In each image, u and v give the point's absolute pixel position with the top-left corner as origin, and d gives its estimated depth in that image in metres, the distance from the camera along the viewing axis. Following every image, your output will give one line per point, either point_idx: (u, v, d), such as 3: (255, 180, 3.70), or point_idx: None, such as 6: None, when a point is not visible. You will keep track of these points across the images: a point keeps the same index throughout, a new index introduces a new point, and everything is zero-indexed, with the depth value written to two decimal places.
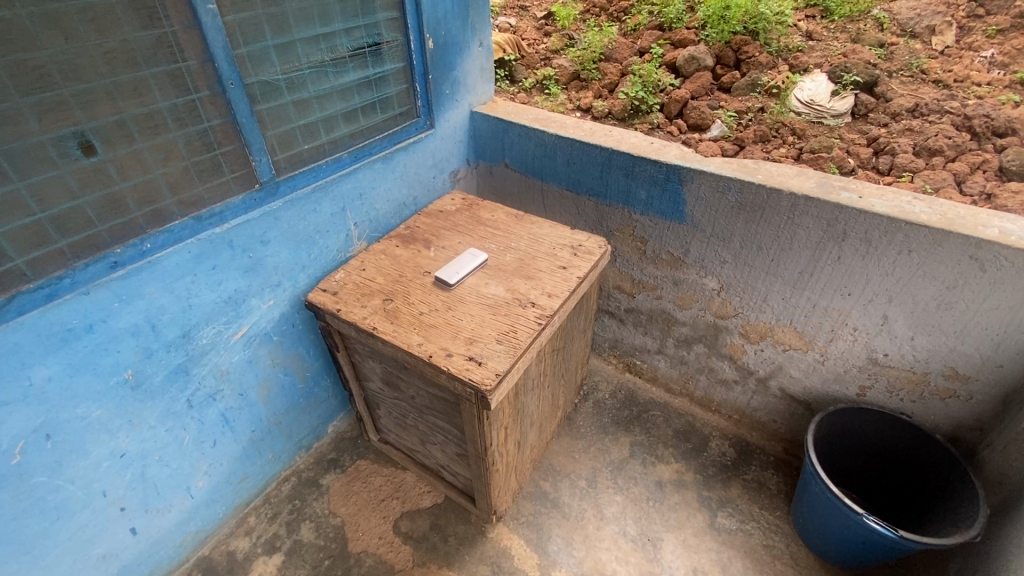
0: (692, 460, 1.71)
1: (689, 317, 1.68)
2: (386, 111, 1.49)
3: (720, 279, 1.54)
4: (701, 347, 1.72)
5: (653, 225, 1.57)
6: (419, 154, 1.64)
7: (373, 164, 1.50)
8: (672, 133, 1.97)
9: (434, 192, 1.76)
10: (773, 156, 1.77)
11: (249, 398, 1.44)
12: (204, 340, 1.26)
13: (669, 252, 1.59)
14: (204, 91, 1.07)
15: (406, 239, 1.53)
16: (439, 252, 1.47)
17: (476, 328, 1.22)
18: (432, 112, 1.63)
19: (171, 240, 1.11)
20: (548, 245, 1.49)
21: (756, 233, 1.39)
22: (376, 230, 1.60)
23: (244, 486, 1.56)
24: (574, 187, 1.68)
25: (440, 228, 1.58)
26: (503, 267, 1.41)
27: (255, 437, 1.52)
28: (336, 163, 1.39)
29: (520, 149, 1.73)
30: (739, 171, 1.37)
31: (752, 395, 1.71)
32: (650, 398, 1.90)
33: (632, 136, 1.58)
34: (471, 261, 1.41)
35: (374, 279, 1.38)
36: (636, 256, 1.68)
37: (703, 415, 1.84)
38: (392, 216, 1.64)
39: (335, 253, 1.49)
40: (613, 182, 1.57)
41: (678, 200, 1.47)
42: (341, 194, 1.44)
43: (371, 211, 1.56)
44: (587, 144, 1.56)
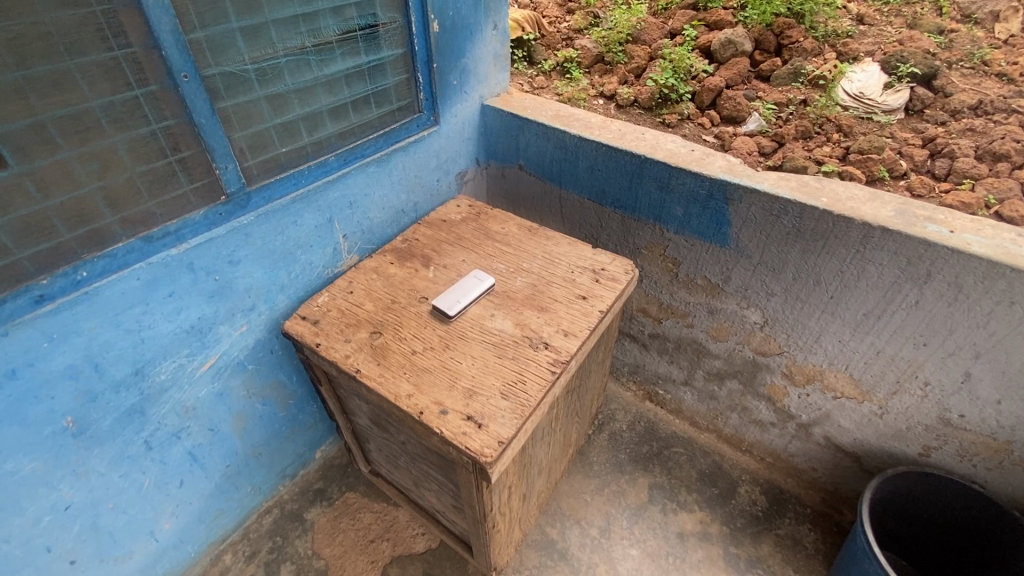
0: (717, 509, 1.53)
1: (724, 350, 1.47)
2: (381, 106, 1.28)
3: (765, 312, 1.32)
4: (736, 383, 1.52)
5: (689, 246, 1.35)
6: (420, 155, 1.42)
7: (367, 168, 1.29)
8: (703, 126, 1.75)
9: (438, 197, 1.55)
10: (816, 156, 1.53)
11: (221, 433, 1.27)
12: (162, 375, 1.08)
13: (706, 278, 1.37)
14: (151, 85, 0.87)
15: (403, 255, 1.33)
16: (439, 274, 1.27)
17: (477, 376, 1.02)
18: (437, 107, 1.41)
19: (115, 266, 0.92)
20: (566, 268, 1.28)
21: (814, 265, 1.17)
22: (370, 241, 1.40)
23: (218, 522, 1.41)
24: (597, 197, 1.46)
25: (442, 242, 1.37)
26: (513, 295, 1.21)
27: (229, 472, 1.36)
28: (321, 167, 1.19)
29: (536, 150, 1.51)
30: (799, 191, 1.14)
31: (790, 440, 1.51)
32: (671, 432, 1.71)
33: (669, 141, 1.35)
34: (472, 288, 1.20)
35: (362, 306, 1.19)
36: (666, 279, 1.46)
37: (732, 455, 1.65)
38: (388, 226, 1.43)
39: (321, 269, 1.30)
40: (644, 195, 1.35)
41: (720, 220, 1.25)
42: (328, 204, 1.24)
43: (364, 221, 1.35)
44: (615, 149, 1.33)
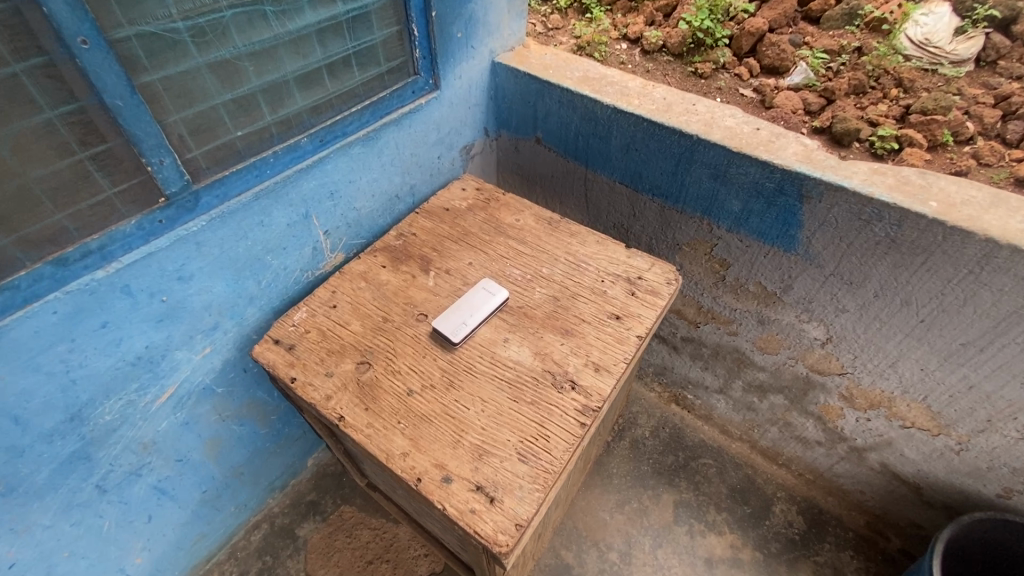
0: (750, 532, 1.38)
1: (771, 363, 1.27)
2: (365, 70, 1.02)
3: (830, 329, 1.11)
4: (780, 398, 1.33)
5: (743, 247, 1.12)
6: (417, 129, 1.16)
7: (351, 150, 1.04)
8: (742, 78, 1.39)
9: (439, 177, 1.30)
10: (870, 117, 1.21)
11: (191, 462, 1.11)
12: (108, 415, 0.90)
13: (760, 284, 1.15)
14: (36, 57, 0.63)
15: (396, 256, 1.10)
16: (441, 282, 1.05)
17: (488, 428, 0.83)
18: (436, 68, 1.13)
19: (20, 300, 0.71)
20: (595, 275, 1.05)
21: (905, 283, 0.94)
22: (358, 235, 1.17)
23: (200, 545, 1.27)
24: (632, 181, 1.20)
25: (445, 238, 1.14)
26: (531, 312, 0.99)
27: (207, 497, 1.21)
28: (290, 153, 0.94)
29: (557, 121, 1.24)
30: (899, 192, 0.89)
31: (838, 461, 1.34)
32: (700, 441, 1.54)
33: (725, 115, 1.08)
34: (482, 304, 0.98)
35: (347, 325, 0.98)
36: (709, 281, 1.23)
37: (767, 469, 1.48)
38: (380, 216, 1.20)
39: (298, 273, 1.08)
40: (692, 183, 1.10)
41: (789, 220, 1.01)
42: (302, 197, 1.00)
43: (349, 212, 1.12)
44: (660, 126, 1.07)
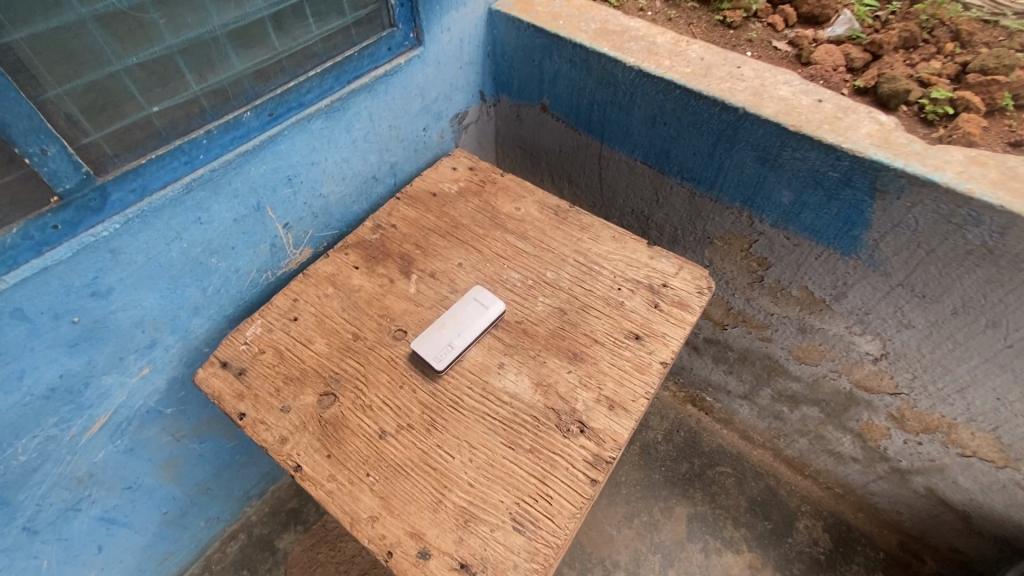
0: (770, 550, 1.26)
1: (807, 373, 1.11)
2: (325, 23, 0.82)
3: (887, 344, 0.93)
4: (815, 410, 1.17)
5: (789, 246, 0.93)
6: (395, 96, 0.95)
7: (311, 124, 0.84)
8: (775, 28, 1.05)
9: (426, 152, 1.10)
10: (920, 77, 0.92)
11: (143, 487, 0.97)
12: (24, 455, 0.75)
13: (806, 289, 0.97)
14: None
15: (372, 254, 0.92)
16: (424, 289, 0.87)
17: (477, 484, 0.68)
18: (417, 18, 0.91)
19: None
20: (610, 281, 0.87)
21: (996, 302, 0.76)
22: (328, 226, 0.99)
23: (168, 563, 1.17)
24: (656, 161, 1.00)
25: (430, 231, 0.95)
26: (532, 329, 0.82)
27: (169, 518, 1.08)
28: (229, 132, 0.75)
29: (568, 85, 1.02)
30: (1005, 190, 0.70)
31: (874, 479, 1.19)
32: (718, 447, 1.40)
33: (778, 81, 0.87)
34: (473, 320, 0.81)
35: (310, 344, 0.81)
36: (743, 280, 1.05)
37: (791, 479, 1.35)
38: (354, 201, 1.00)
39: (254, 275, 0.90)
40: (731, 168, 0.90)
41: (853, 219, 0.82)
42: (250, 186, 0.81)
43: (315, 200, 0.93)
44: (696, 95, 0.86)
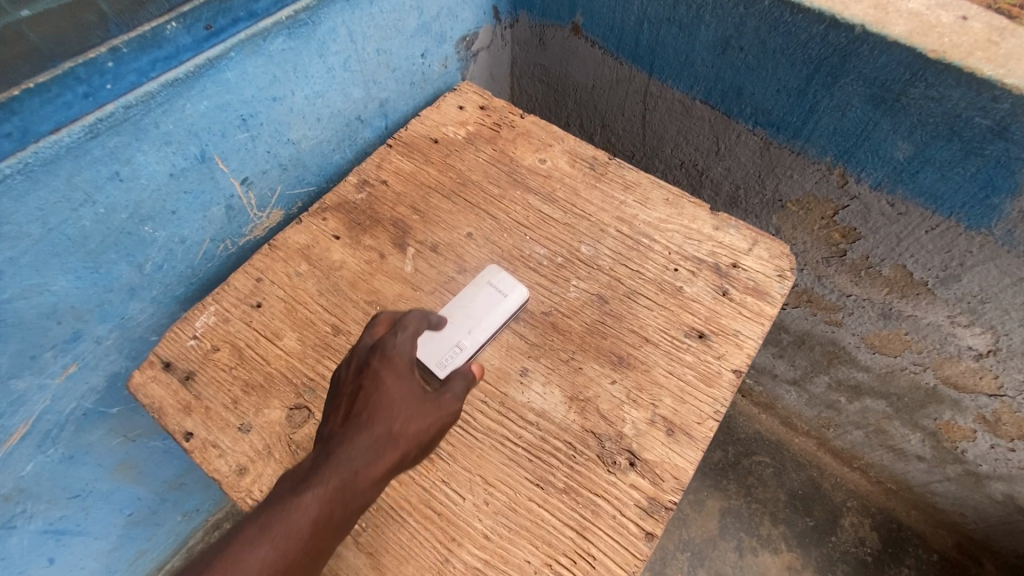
0: (811, 550, 1.13)
1: (881, 364, 0.93)
2: None
3: (1001, 340, 0.75)
4: (881, 404, 1.00)
5: (893, 215, 0.72)
6: (385, 8, 0.72)
7: (268, 44, 0.62)
8: None
9: (426, 86, 0.87)
10: None
11: (95, 492, 0.82)
12: None
13: (903, 269, 0.77)
14: None
15: (357, 220, 0.72)
16: (423, 268, 0.68)
17: (495, 538, 0.51)
18: None
19: None
20: (664, 260, 0.68)
21: None
22: (303, 182, 0.78)
23: (143, 561, 1.04)
24: (722, 101, 0.77)
25: (432, 189, 0.74)
26: (563, 322, 0.63)
27: (136, 519, 0.95)
28: (146, 51, 0.53)
29: None
30: None
31: (940, 479, 1.05)
32: (755, 433, 1.25)
33: None
34: (488, 313, 0.62)
35: (278, 340, 0.63)
36: (817, 254, 0.85)
37: (836, 470, 1.20)
38: (335, 149, 0.79)
39: (207, 245, 0.71)
40: (828, 110, 0.68)
41: (999, 183, 0.61)
42: (187, 129, 0.60)
43: (282, 148, 0.72)
44: (794, 8, 0.63)
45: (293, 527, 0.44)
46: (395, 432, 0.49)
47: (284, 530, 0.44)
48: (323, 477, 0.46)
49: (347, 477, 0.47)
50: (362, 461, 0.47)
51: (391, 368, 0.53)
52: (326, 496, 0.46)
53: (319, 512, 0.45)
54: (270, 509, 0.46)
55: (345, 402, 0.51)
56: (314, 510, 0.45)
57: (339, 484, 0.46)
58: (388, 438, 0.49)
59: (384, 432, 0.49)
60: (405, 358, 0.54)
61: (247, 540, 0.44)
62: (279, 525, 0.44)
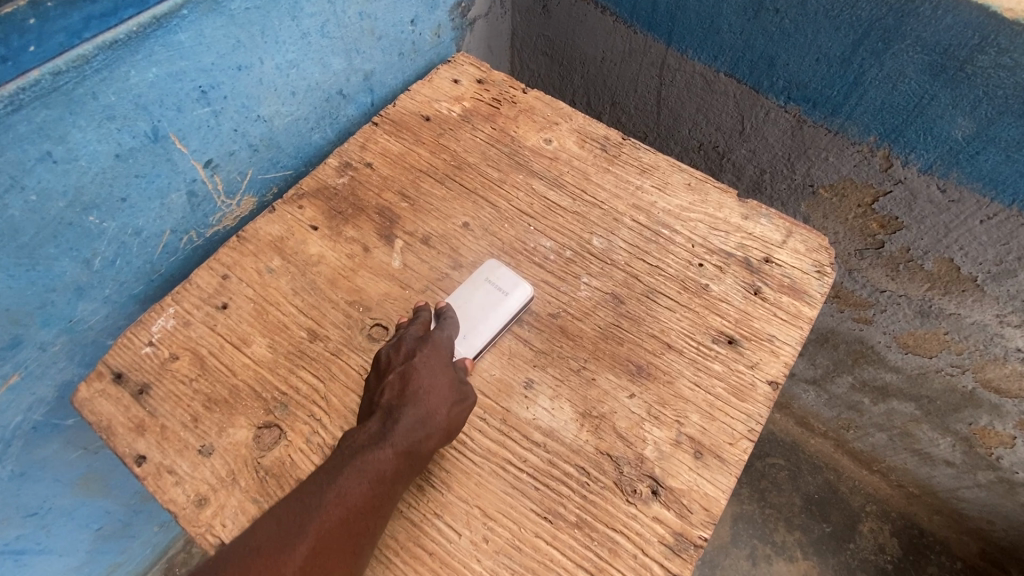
0: (828, 557, 1.07)
1: (913, 365, 0.86)
2: None
3: None
4: (910, 407, 0.93)
5: (942, 203, 0.64)
6: None
7: (229, 2, 0.53)
8: None
9: (416, 57, 0.77)
10: None
11: (55, 510, 0.74)
12: None
13: (948, 263, 0.69)
14: None
15: (337, 208, 0.63)
16: (413, 263, 0.60)
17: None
18: None
19: None
20: (686, 254, 0.59)
21: None
22: (278, 165, 0.69)
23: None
24: (751, 73, 0.69)
25: (423, 173, 0.66)
26: (573, 326, 0.55)
27: (106, 533, 0.86)
28: (76, 6, 0.44)
29: None
30: None
31: (968, 485, 0.98)
32: (769, 434, 1.18)
33: None
34: (486, 316, 0.54)
35: (245, 347, 0.55)
36: (850, 246, 0.77)
37: (855, 473, 1.13)
38: (314, 128, 0.70)
39: (169, 237, 0.62)
40: (876, 83, 0.60)
41: None
42: (134, 101, 0.51)
43: (252, 126, 0.63)
44: None
45: (375, 480, 0.43)
46: (461, 389, 0.48)
47: (367, 485, 0.42)
48: (399, 428, 0.45)
49: (422, 431, 0.45)
50: (435, 414, 0.46)
51: (443, 337, 0.51)
52: (403, 452, 0.44)
53: (398, 466, 0.44)
54: (345, 464, 0.43)
55: (400, 361, 0.49)
56: (394, 463, 0.44)
57: (415, 436, 0.45)
58: (455, 396, 0.48)
59: (454, 393, 0.48)
60: (451, 341, 0.51)
61: (328, 493, 0.42)
62: (360, 478, 0.42)
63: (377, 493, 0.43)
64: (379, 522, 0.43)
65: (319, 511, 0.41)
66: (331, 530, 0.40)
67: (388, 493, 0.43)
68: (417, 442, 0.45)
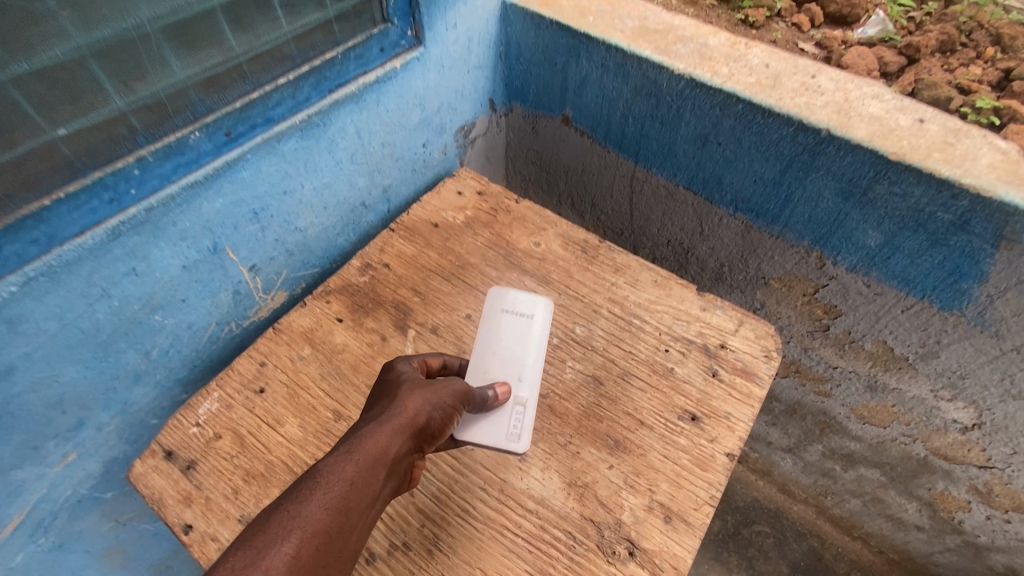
0: None
1: (872, 434, 0.95)
2: (298, 18, 0.64)
3: (984, 414, 0.77)
4: (877, 474, 1.01)
5: (869, 295, 0.76)
6: (390, 108, 0.78)
7: (283, 145, 0.67)
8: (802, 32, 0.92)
9: (426, 171, 0.92)
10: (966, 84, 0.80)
11: None
12: None
13: (883, 344, 0.80)
14: None
15: (359, 303, 0.75)
16: (424, 350, 0.70)
17: None
18: (418, 10, 0.73)
19: None
20: (655, 341, 0.70)
21: None
22: (307, 265, 0.81)
23: None
24: (705, 188, 0.83)
25: (432, 273, 0.78)
26: (561, 405, 0.65)
27: None
28: (170, 159, 0.57)
29: (598, 95, 0.85)
30: None
31: (941, 550, 1.04)
32: (754, 501, 1.24)
33: (866, 95, 0.70)
34: (525, 341, 0.63)
35: (279, 426, 0.64)
36: (803, 328, 0.89)
37: (839, 540, 1.18)
38: (340, 233, 0.83)
39: (213, 328, 0.73)
40: (804, 200, 0.73)
41: (964, 270, 0.65)
42: (201, 223, 0.63)
43: (289, 235, 0.75)
44: (766, 112, 0.69)
45: (310, 487, 0.40)
46: (412, 392, 0.49)
47: (295, 503, 0.38)
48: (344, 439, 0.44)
49: (367, 432, 0.45)
50: (377, 424, 0.45)
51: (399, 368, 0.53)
52: (344, 455, 0.43)
53: (336, 466, 0.42)
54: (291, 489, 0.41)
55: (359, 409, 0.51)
56: (334, 470, 0.41)
57: (360, 446, 0.44)
58: (405, 398, 0.48)
59: (403, 397, 0.48)
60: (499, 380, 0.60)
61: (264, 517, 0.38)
62: (294, 492, 0.40)
63: (313, 501, 0.39)
64: (319, 533, 0.37)
65: (232, 547, 0.36)
66: (254, 544, 0.36)
67: (330, 504, 0.39)
68: (360, 447, 0.43)
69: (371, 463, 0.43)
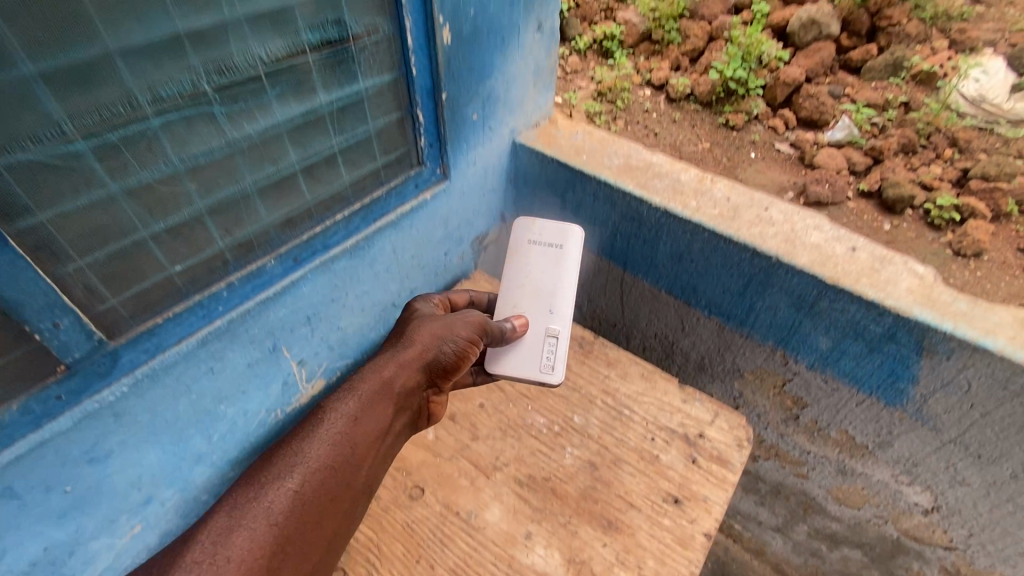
0: None
1: (849, 515, 1.03)
2: (356, 168, 0.80)
3: (939, 498, 0.87)
4: (858, 553, 1.08)
5: (828, 389, 0.88)
6: (420, 228, 0.94)
7: (335, 264, 0.82)
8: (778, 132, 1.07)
9: (446, 274, 1.07)
10: (924, 181, 0.94)
11: None
12: None
13: (846, 433, 0.91)
14: None
15: None
16: (444, 436, 0.82)
17: None
18: (447, 154, 0.91)
19: None
20: (642, 431, 0.82)
21: None
22: (343, 357, 0.94)
23: None
24: (683, 293, 0.97)
25: None
26: (561, 487, 0.76)
27: None
28: (251, 282, 0.72)
29: (591, 214, 1.01)
30: None
31: None
32: None
33: (809, 226, 0.85)
34: (551, 264, 0.87)
35: None
36: (777, 416, 1.00)
37: None
38: (372, 329, 0.97)
39: (263, 415, 0.85)
40: (765, 309, 0.87)
41: (900, 373, 0.78)
42: (266, 329, 0.77)
43: (331, 334, 0.89)
44: (728, 240, 0.84)
45: (318, 424, 0.66)
46: (417, 336, 0.74)
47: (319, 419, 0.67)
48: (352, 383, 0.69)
49: (375, 370, 0.70)
50: (390, 361, 0.71)
51: (415, 315, 0.79)
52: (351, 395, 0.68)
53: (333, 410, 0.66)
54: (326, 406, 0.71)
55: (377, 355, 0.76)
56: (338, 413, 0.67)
57: (364, 383, 0.69)
58: (410, 344, 0.73)
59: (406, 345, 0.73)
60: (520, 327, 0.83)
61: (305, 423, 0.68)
62: (319, 414, 0.68)
63: (326, 427, 0.66)
64: (329, 450, 0.65)
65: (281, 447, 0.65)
66: (296, 443, 0.65)
67: (335, 433, 0.65)
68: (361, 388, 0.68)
69: (370, 397, 0.69)
